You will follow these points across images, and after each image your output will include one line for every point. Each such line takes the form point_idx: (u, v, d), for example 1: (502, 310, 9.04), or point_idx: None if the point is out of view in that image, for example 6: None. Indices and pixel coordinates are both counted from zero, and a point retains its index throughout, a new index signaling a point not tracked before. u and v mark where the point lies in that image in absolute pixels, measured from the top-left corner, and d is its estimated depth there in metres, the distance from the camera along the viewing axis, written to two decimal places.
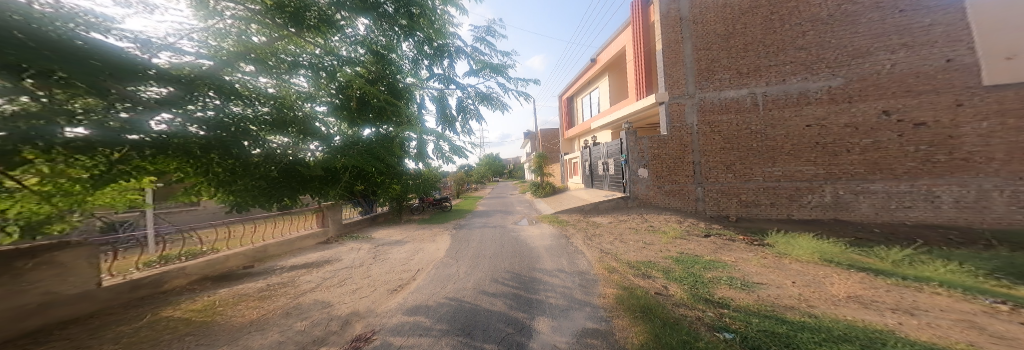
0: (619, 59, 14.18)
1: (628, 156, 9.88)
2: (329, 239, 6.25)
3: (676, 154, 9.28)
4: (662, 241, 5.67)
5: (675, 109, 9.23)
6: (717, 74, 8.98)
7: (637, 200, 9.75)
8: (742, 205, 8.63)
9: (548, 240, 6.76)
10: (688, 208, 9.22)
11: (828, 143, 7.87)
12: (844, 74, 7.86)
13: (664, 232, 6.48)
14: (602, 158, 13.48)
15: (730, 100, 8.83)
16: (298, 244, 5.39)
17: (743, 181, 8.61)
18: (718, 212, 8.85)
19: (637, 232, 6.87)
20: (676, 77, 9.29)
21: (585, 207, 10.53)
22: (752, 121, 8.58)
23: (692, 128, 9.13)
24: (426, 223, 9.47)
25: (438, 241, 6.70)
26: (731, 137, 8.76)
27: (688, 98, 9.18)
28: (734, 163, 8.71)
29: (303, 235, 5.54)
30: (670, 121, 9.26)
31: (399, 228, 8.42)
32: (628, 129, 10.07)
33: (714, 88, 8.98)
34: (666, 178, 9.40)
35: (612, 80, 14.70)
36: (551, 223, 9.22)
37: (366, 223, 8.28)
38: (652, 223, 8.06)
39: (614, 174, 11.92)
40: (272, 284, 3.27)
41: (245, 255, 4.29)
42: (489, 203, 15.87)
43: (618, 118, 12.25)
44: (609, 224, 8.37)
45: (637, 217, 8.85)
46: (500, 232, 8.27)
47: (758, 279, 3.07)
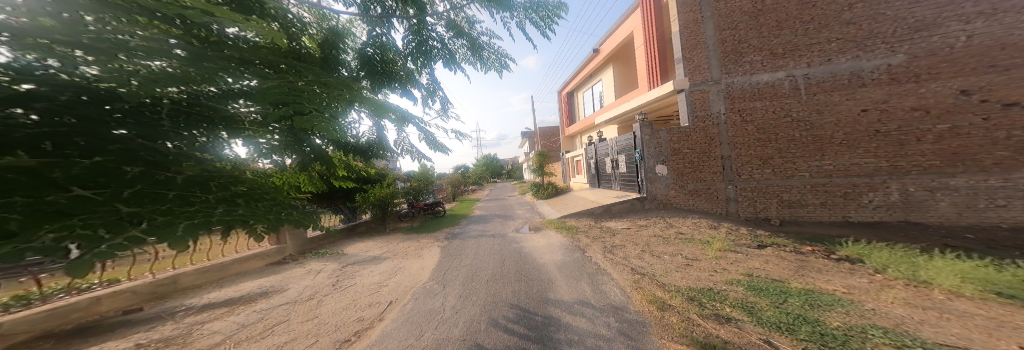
0: (624, 48, 13.08)
1: (643, 151, 8.58)
2: (286, 258, 5.31)
3: (701, 148, 8.17)
4: (706, 255, 4.43)
5: (697, 97, 8.13)
6: (746, 57, 7.84)
7: (657, 202, 8.60)
8: (785, 206, 7.40)
9: (559, 255, 5.53)
10: (717, 209, 8.04)
11: (891, 131, 6.60)
12: (906, 50, 6.65)
13: (702, 241, 5.26)
14: (610, 155, 12.29)
15: (765, 85, 7.64)
16: (229, 269, 4.40)
17: (784, 178, 7.41)
18: (755, 214, 7.65)
19: (667, 242, 5.62)
20: (697, 62, 8.19)
21: (596, 210, 9.32)
22: (793, 107, 7.37)
23: (719, 118, 8.00)
24: (414, 232, 8.28)
25: (425, 257, 5.65)
26: (768, 126, 7.58)
27: (712, 83, 8.05)
28: (773, 157, 7.50)
29: (247, 256, 4.67)
30: (693, 110, 8.13)
31: (381, 240, 7.24)
32: (643, 121, 8.88)
33: (743, 73, 7.84)
34: (690, 176, 8.26)
35: (617, 71, 13.58)
36: (559, 230, 8.01)
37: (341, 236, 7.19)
38: (681, 228, 6.85)
39: (625, 172, 10.73)
40: (147, 343, 2.60)
41: (135, 294, 3.36)
42: (487, 206, 14.62)
43: (626, 111, 11.09)
44: (629, 231, 7.19)
45: (661, 222, 7.62)
46: (499, 242, 7.09)
47: (941, 337, 1.82)
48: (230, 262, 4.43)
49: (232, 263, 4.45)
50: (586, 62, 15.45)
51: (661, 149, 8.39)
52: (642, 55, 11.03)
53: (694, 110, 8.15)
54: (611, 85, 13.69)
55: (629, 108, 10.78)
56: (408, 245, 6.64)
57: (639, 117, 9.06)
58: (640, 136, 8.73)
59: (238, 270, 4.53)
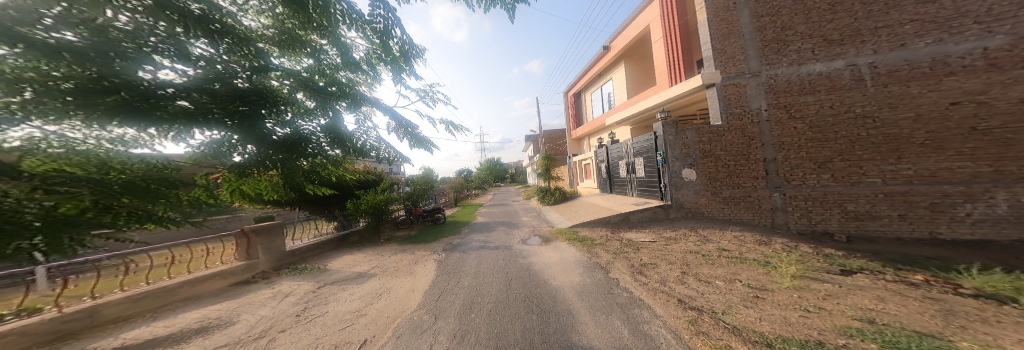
0: (637, 45, 12.21)
1: (667, 153, 7.75)
2: (255, 276, 4.77)
3: (739, 149, 7.12)
4: (770, 282, 3.36)
5: (731, 92, 7.17)
6: (793, 45, 6.77)
7: (684, 210, 7.59)
8: (848, 217, 6.21)
9: (577, 276, 4.57)
10: (759, 220, 6.94)
11: (993, 128, 5.44)
12: (1006, 30, 5.50)
13: (754, 262, 4.22)
14: (625, 158, 11.28)
15: (817, 76, 6.55)
16: (177, 295, 3.70)
17: (848, 185, 6.22)
18: (810, 227, 6.47)
19: (707, 260, 4.58)
20: (732, 53, 7.24)
21: (613, 220, 8.26)
22: (856, 101, 6.23)
23: (759, 115, 6.98)
24: (410, 242, 7.50)
25: (417, 273, 5.08)
26: (824, 123, 6.43)
27: (751, 76, 7.08)
28: (832, 159, 6.34)
29: (206, 275, 4.06)
30: (724, 106, 7.20)
31: (372, 251, 6.49)
32: (667, 120, 7.94)
33: (790, 63, 6.77)
34: (724, 181, 7.24)
35: (630, 69, 12.70)
36: (572, 242, 7.02)
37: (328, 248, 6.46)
38: (720, 242, 5.72)
39: (644, 178, 9.70)
40: None
41: (24, 336, 2.55)
42: (490, 213, 13.72)
43: (643, 110, 10.15)
44: (655, 245, 6.13)
45: (695, 235, 6.51)
46: (504, 256, 6.19)
47: None
48: (178, 284, 3.70)
49: (181, 285, 3.74)
50: (596, 61, 14.64)
51: (689, 150, 7.49)
52: (660, 49, 10.16)
53: (728, 106, 7.20)
54: (624, 84, 12.79)
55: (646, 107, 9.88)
56: (400, 260, 5.87)
57: (660, 115, 8.22)
58: (662, 136, 7.82)
59: (190, 293, 3.84)
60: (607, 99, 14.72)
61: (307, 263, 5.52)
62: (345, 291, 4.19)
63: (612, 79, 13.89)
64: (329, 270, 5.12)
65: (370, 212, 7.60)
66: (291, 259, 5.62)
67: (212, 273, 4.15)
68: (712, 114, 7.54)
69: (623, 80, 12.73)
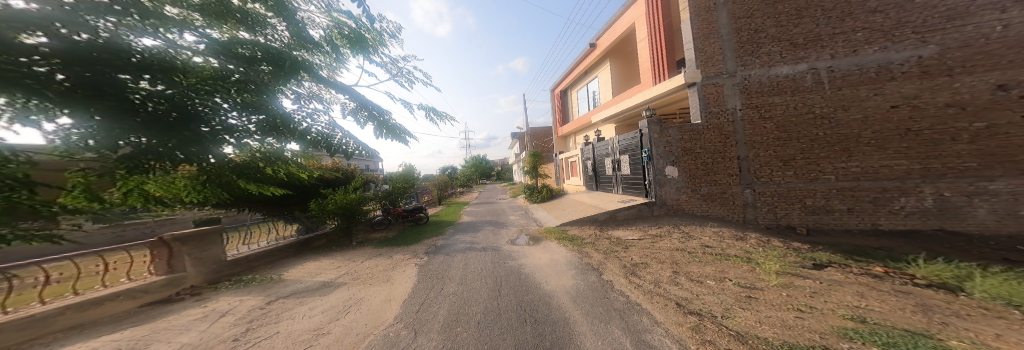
0: (622, 44, 12.36)
1: (650, 151, 7.97)
2: (174, 293, 3.97)
3: (716, 148, 7.46)
4: (757, 280, 3.44)
5: (710, 91, 7.44)
6: (764, 47, 7.14)
7: (666, 207, 7.83)
8: (807, 212, 6.79)
9: (570, 279, 4.42)
10: (734, 216, 7.38)
11: (924, 129, 6.13)
12: (937, 41, 6.16)
13: (739, 259, 4.37)
14: (611, 156, 11.40)
15: (784, 78, 6.97)
16: (55, 324, 2.84)
17: (808, 182, 6.78)
18: (775, 222, 6.98)
19: (694, 258, 4.68)
20: (711, 53, 7.47)
21: (600, 218, 8.31)
22: (816, 102, 6.73)
23: (734, 114, 7.34)
24: (387, 246, 6.87)
25: (397, 281, 4.54)
26: (789, 124, 6.90)
27: (728, 77, 7.37)
28: (795, 157, 6.84)
29: (105, 296, 3.24)
30: (704, 105, 7.47)
31: (342, 256, 5.78)
32: (652, 117, 8.08)
33: (762, 65, 7.14)
34: (703, 179, 7.55)
35: (615, 67, 12.82)
36: (560, 242, 6.94)
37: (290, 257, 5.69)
38: (701, 239, 5.94)
39: (630, 175, 9.89)
40: None
41: None
42: (475, 211, 13.28)
43: (628, 108, 10.30)
44: (641, 242, 6.22)
45: (677, 232, 6.72)
46: (491, 258, 5.90)
47: None
48: (58, 310, 2.86)
49: (63, 311, 2.90)
50: (582, 58, 14.66)
51: (672, 148, 7.70)
52: (645, 49, 10.32)
53: (707, 105, 7.47)
54: (609, 82, 12.92)
55: (631, 106, 10.04)
56: (373, 265, 5.29)
57: (646, 112, 8.21)
58: (648, 134, 7.97)
59: (76, 320, 3.02)
60: (592, 97, 14.83)
61: (257, 274, 4.75)
62: (304, 306, 3.60)
63: (597, 77, 13.99)
64: (284, 280, 4.43)
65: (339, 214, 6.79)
66: (229, 270, 4.81)
67: (113, 294, 3.32)
68: (693, 112, 7.79)
69: (609, 78, 12.86)
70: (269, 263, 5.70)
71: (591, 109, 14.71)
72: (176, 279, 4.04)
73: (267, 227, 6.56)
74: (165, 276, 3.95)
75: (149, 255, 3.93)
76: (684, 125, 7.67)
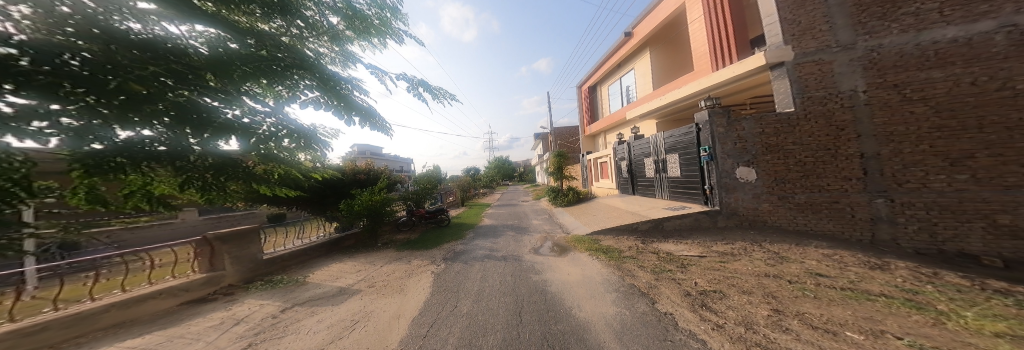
0: (666, 29, 10.76)
1: (714, 149, 6.59)
2: (216, 291, 4.21)
3: (821, 143, 5.66)
4: (965, 346, 1.98)
5: (809, 70, 5.84)
6: (908, 6, 5.29)
7: (736, 217, 6.32)
8: (999, 235, 4.57)
9: (610, 306, 3.41)
10: (847, 234, 5.46)
11: None
12: None
13: (891, 301, 2.84)
14: (653, 155, 9.85)
15: (950, 43, 4.98)
16: (100, 321, 3.01)
17: (1005, 189, 4.53)
18: (932, 245, 4.90)
19: (801, 292, 3.21)
20: (809, 23, 5.96)
21: (642, 227, 7.09)
22: (1015, 73, 4.58)
23: (854, 98, 5.50)
24: (409, 249, 7.09)
25: (408, 293, 4.48)
26: (961, 106, 4.81)
27: (840, 49, 5.68)
28: (976, 154, 4.69)
29: (151, 294, 3.45)
30: (800, 89, 5.83)
31: (364, 259, 6.18)
32: (714, 108, 6.65)
33: (907, 28, 5.26)
34: (800, 183, 5.81)
35: (656, 57, 11.22)
36: (594, 254, 5.98)
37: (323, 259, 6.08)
38: (803, 262, 4.27)
39: (679, 178, 8.37)
40: None
41: None
42: (498, 214, 12.79)
43: (677, 100, 8.79)
44: (703, 260, 4.83)
45: (760, 249, 5.05)
46: (509, 272, 5.38)
47: None
48: (102, 308, 3.02)
49: (106, 308, 3.05)
50: (615, 49, 13.25)
51: (747, 145, 6.24)
52: (700, 31, 8.72)
53: (806, 88, 5.81)
54: (648, 74, 11.35)
55: (678, 97, 8.58)
56: (392, 279, 5.10)
57: (703, 103, 6.88)
58: (710, 130, 6.69)
59: (118, 318, 3.17)
60: (627, 91, 13.31)
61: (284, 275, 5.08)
62: (312, 318, 3.34)
63: (634, 69, 12.47)
64: (305, 284, 4.61)
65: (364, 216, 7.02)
66: (265, 270, 5.04)
67: (155, 292, 3.49)
68: (778, 99, 6.19)
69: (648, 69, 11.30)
70: (302, 261, 5.91)
71: (626, 105, 13.21)
72: (216, 277, 4.26)
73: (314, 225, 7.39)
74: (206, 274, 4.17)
75: (191, 253, 4.19)
76: (766, 115, 6.09)
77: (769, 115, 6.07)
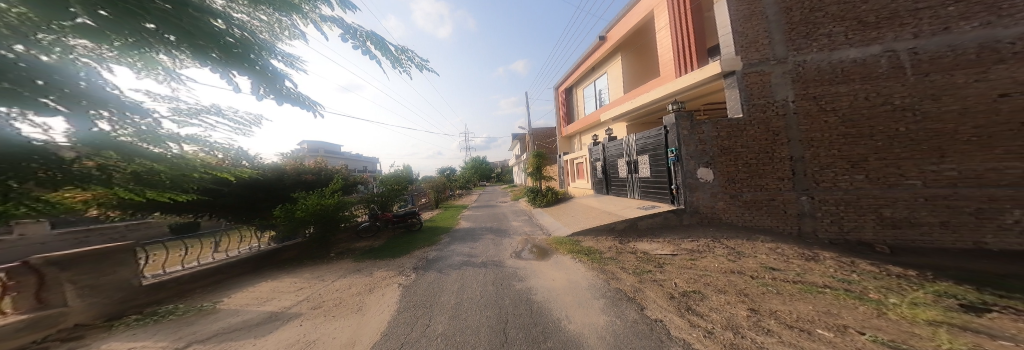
0: (636, 35, 11.29)
1: (680, 150, 7.07)
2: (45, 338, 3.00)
3: (761, 147, 6.42)
4: (913, 337, 2.23)
5: (753, 80, 6.49)
6: (824, 28, 6.17)
7: (698, 215, 6.94)
8: (885, 225, 5.61)
9: (599, 315, 3.31)
10: (784, 228, 6.28)
11: None
12: None
13: (834, 291, 3.22)
14: (625, 156, 10.34)
15: (853, 63, 5.92)
16: None
17: (885, 188, 5.60)
18: (840, 236, 5.83)
19: (765, 288, 3.51)
20: (754, 36, 6.60)
21: (618, 227, 7.35)
22: (895, 91, 5.63)
23: (785, 106, 6.26)
24: (370, 258, 6.21)
25: (368, 311, 3.85)
26: (860, 117, 5.76)
27: (777, 63, 6.40)
28: (866, 158, 5.70)
29: None
30: (746, 97, 6.50)
31: (311, 274, 5.23)
32: (679, 112, 7.18)
33: (822, 48, 6.14)
34: (746, 183, 6.57)
35: (627, 62, 11.75)
36: (576, 256, 6.01)
37: (255, 281, 4.94)
38: (756, 257, 4.86)
39: (648, 178, 8.89)
40: None
41: None
42: (474, 215, 12.32)
43: (647, 104, 9.34)
44: (677, 262, 5.15)
45: (720, 246, 5.70)
46: (495, 278, 5.10)
47: None
48: None
49: None
50: (589, 53, 13.61)
51: (706, 147, 6.83)
52: (666, 38, 9.28)
53: (750, 96, 6.49)
54: (619, 78, 11.86)
55: (648, 101, 9.08)
56: (346, 297, 4.33)
57: (671, 107, 7.33)
58: (675, 132, 7.15)
59: None
60: (600, 94, 13.79)
61: (180, 302, 4.17)
62: None
63: (606, 73, 12.91)
64: (217, 312, 3.85)
65: (310, 222, 5.92)
66: (146, 298, 4.03)
67: None
68: (730, 105, 6.82)
69: (620, 74, 11.79)
70: (232, 287, 4.71)
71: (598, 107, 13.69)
72: (48, 318, 3.03)
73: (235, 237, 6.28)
74: (27, 315, 2.92)
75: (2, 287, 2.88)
76: (722, 120, 6.74)
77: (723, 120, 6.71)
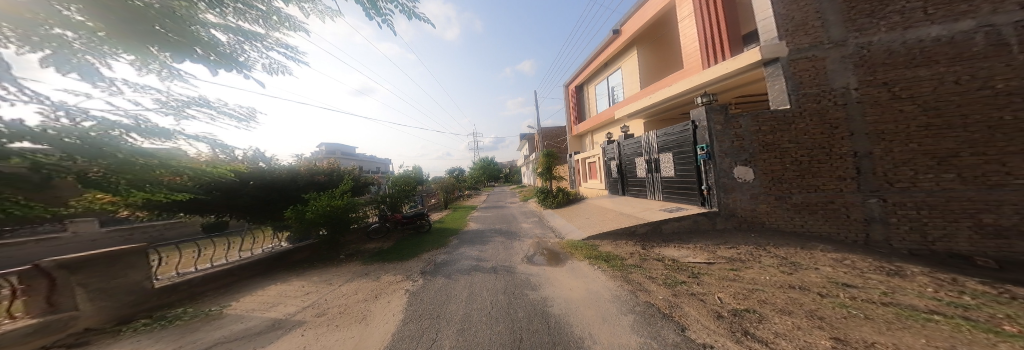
0: (653, 27, 10.48)
1: (711, 147, 6.36)
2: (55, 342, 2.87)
3: (815, 142, 5.55)
4: None
5: (803, 67, 5.67)
6: (895, 3, 5.25)
7: (735, 219, 6.15)
8: (984, 235, 4.58)
9: (631, 335, 2.77)
10: (845, 236, 5.35)
11: None
12: None
13: (951, 320, 2.47)
14: (645, 155, 9.59)
15: (935, 42, 4.97)
16: None
17: (988, 189, 4.53)
18: (924, 246, 4.83)
19: (846, 310, 2.81)
20: (803, 19, 5.80)
21: (640, 231, 6.66)
22: (995, 73, 4.61)
23: (846, 95, 5.41)
24: (378, 261, 5.99)
25: (372, 321, 3.52)
26: (946, 104, 4.81)
27: (833, 46, 5.55)
28: (957, 154, 4.70)
29: None
30: (795, 86, 5.67)
31: (319, 278, 5.05)
32: (709, 105, 6.43)
33: (893, 27, 5.23)
34: (796, 184, 5.69)
35: (643, 56, 10.99)
36: (594, 262, 5.45)
37: (261, 284, 4.79)
38: (818, 270, 4.10)
39: (672, 178, 8.12)
40: None
41: None
42: (484, 216, 11.98)
43: (668, 98, 8.60)
44: (715, 272, 4.46)
45: (768, 254, 4.92)
46: (505, 285, 4.67)
47: None
48: None
49: None
50: (602, 48, 12.90)
51: (745, 143, 6.03)
52: (691, 27, 8.50)
53: (800, 85, 5.66)
54: (635, 73, 11.11)
55: (670, 95, 8.39)
56: (351, 304, 4.04)
57: (700, 99, 6.66)
58: (707, 128, 6.41)
59: None
60: (613, 91, 13.07)
61: (190, 307, 4.03)
62: None
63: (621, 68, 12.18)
64: (222, 318, 3.62)
65: (319, 224, 5.78)
66: (157, 301, 3.92)
67: None
68: (772, 96, 5.99)
69: (636, 68, 11.02)
70: (241, 290, 4.57)
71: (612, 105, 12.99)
72: (59, 322, 2.91)
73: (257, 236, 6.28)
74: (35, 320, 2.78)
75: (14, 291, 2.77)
76: (762, 112, 5.91)
77: (765, 112, 5.88)
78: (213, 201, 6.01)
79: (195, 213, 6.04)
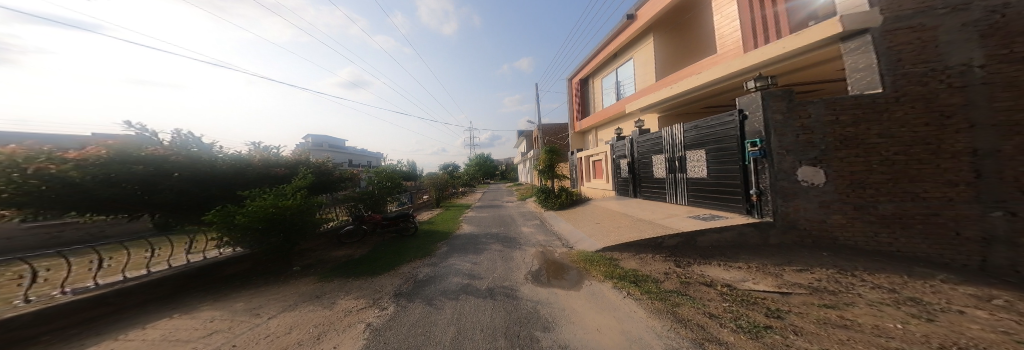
0: (675, 11, 9.25)
1: (768, 144, 5.19)
2: None
3: (917, 135, 4.35)
4: None
5: (902, 40, 4.42)
6: None
7: (795, 232, 4.96)
8: None
9: None
10: (953, 259, 4.12)
11: None
12: None
13: None
14: (665, 153, 8.34)
15: None
16: None
17: None
18: None
19: None
20: None
21: (669, 243, 5.32)
22: None
23: (966, 74, 4.11)
24: (339, 278, 4.66)
25: None
26: None
27: (947, 11, 4.24)
28: None
29: None
30: (892, 63, 4.45)
31: (246, 306, 3.67)
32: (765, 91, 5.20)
33: None
34: (886, 188, 4.47)
35: (661, 43, 9.78)
36: (620, 285, 4.15)
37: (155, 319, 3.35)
38: (968, 315, 2.83)
39: (705, 180, 6.87)
40: None
41: None
42: (477, 217, 10.65)
43: (697, 88, 7.39)
44: (800, 309, 3.18)
45: (863, 284, 3.65)
46: (507, 323, 3.25)
47: None
48: None
49: None
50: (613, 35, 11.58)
51: (817, 138, 4.85)
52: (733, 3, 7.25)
53: (900, 61, 4.44)
54: (650, 62, 9.92)
55: (699, 84, 7.18)
56: None
57: (750, 84, 5.41)
58: (763, 118, 5.26)
59: None
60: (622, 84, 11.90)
61: None
62: None
63: (633, 58, 10.97)
64: None
65: (259, 229, 4.42)
66: None
67: None
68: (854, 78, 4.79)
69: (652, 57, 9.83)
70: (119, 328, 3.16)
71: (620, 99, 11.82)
72: None
73: (156, 247, 4.76)
74: None
75: None
76: (839, 99, 4.78)
77: (845, 99, 4.75)
78: (123, 195, 4.50)
79: (98, 213, 4.44)
